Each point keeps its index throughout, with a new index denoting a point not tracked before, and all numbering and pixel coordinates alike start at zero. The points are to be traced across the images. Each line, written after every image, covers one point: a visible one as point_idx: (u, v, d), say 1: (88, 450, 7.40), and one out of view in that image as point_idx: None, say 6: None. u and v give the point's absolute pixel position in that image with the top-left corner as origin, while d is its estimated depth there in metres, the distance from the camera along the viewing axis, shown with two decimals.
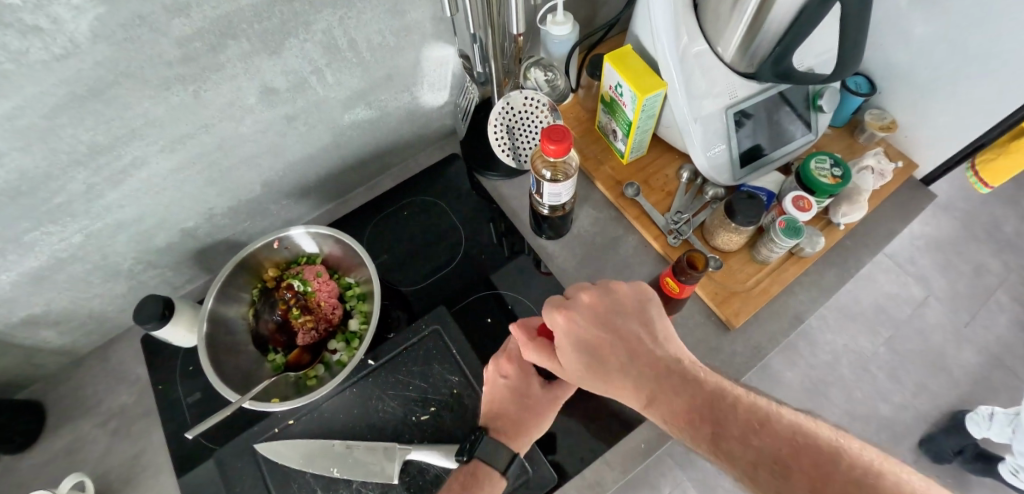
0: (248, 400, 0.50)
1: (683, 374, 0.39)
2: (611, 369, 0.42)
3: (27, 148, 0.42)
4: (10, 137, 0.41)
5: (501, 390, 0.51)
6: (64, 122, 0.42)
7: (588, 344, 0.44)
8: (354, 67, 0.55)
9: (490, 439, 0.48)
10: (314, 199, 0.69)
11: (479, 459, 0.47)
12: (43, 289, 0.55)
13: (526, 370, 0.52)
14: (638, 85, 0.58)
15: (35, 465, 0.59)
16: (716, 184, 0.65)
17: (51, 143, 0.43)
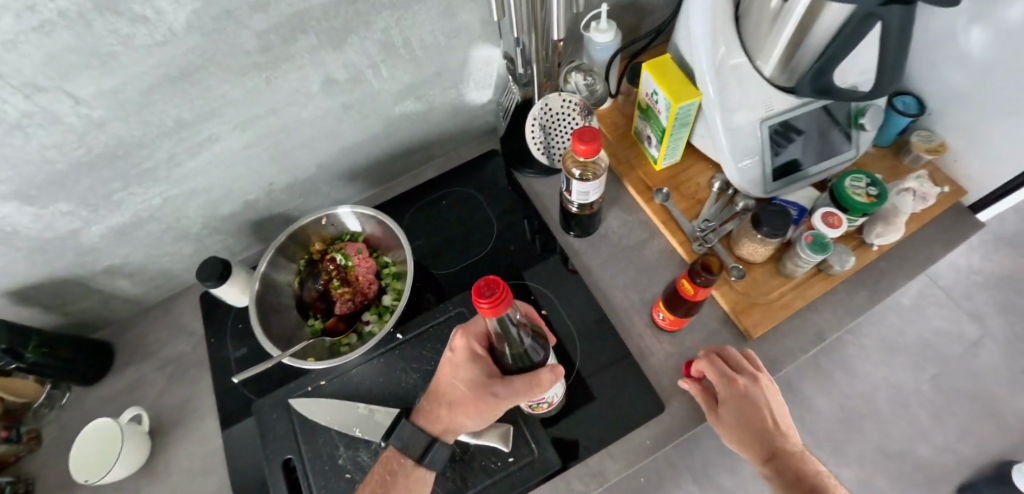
0: (287, 357, 0.56)
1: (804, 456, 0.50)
2: (763, 437, 0.50)
3: (126, 119, 0.50)
4: (114, 108, 0.48)
5: (446, 376, 0.51)
6: (157, 99, 0.49)
7: (747, 409, 0.50)
8: (406, 63, 0.60)
9: (410, 424, 0.51)
10: (363, 182, 0.74)
11: (398, 443, 0.50)
12: (124, 242, 0.63)
13: (475, 358, 0.50)
14: (672, 94, 0.60)
15: (105, 398, 0.67)
16: (747, 195, 0.66)
17: (145, 115, 0.50)
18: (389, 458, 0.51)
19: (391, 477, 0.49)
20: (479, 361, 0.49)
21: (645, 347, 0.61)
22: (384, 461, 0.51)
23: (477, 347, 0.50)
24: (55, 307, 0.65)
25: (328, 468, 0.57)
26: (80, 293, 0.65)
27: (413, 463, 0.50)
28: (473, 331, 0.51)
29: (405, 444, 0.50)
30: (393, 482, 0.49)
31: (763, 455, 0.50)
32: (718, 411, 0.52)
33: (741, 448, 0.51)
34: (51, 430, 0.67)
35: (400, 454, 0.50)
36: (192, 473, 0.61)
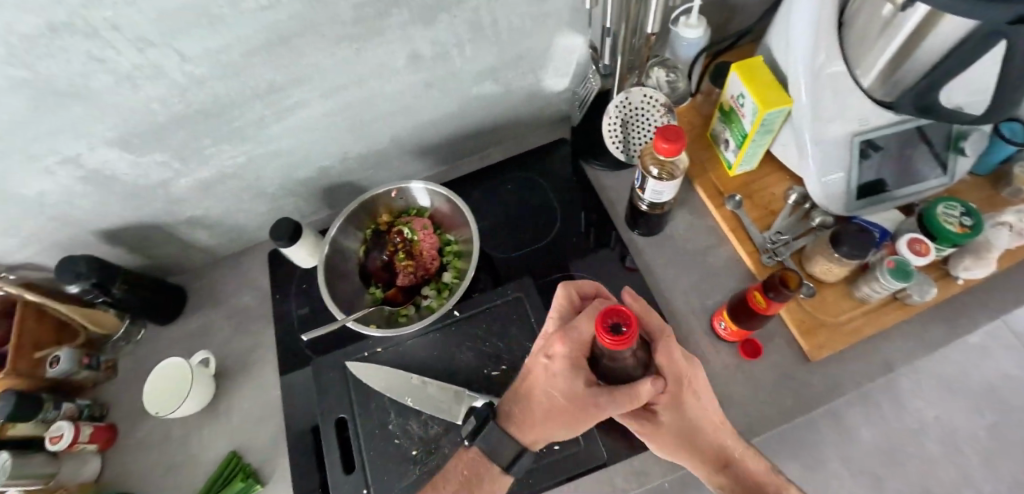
0: (350, 321, 0.58)
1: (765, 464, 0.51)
2: (703, 446, 0.50)
3: (227, 80, 0.52)
4: (217, 67, 0.50)
5: (545, 377, 0.47)
6: (255, 61, 0.51)
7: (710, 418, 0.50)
8: (491, 45, 0.60)
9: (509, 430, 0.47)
10: (431, 159, 0.75)
11: (485, 447, 0.47)
12: (208, 195, 0.66)
13: (575, 361, 0.46)
14: (762, 98, 0.57)
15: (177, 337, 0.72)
16: (824, 212, 0.63)
17: (242, 77, 0.52)
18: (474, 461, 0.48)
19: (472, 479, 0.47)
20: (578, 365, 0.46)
21: (701, 354, 0.60)
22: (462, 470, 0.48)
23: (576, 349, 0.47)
24: (140, 249, 0.70)
25: (378, 432, 0.59)
26: (162, 238, 0.69)
27: (498, 470, 0.47)
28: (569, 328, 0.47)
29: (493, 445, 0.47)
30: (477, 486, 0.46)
31: (719, 463, 0.50)
32: (658, 419, 0.50)
33: (679, 458, 0.51)
34: (126, 362, 0.73)
35: (486, 459, 0.47)
36: (250, 419, 0.65)
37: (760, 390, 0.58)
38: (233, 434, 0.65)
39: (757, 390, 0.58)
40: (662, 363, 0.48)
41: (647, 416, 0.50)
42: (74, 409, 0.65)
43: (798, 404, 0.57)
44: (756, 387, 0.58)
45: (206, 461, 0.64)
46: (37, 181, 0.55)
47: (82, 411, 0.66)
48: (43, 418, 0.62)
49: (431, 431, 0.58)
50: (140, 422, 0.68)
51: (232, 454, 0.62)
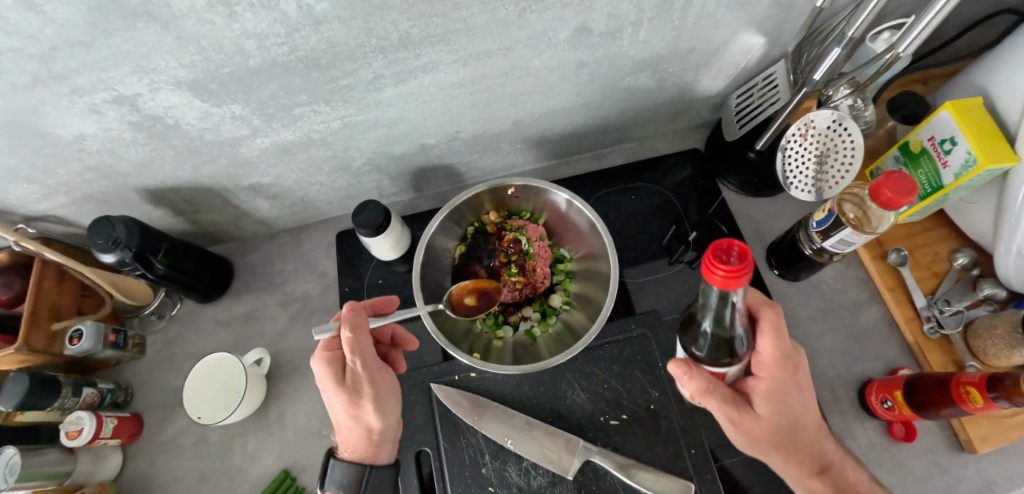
0: (434, 331, 0.50)
1: (856, 464, 0.44)
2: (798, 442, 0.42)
3: (349, 21, 0.38)
4: (342, 6, 0.36)
5: (364, 420, 0.43)
6: (393, 4, 0.37)
7: (803, 408, 0.42)
8: (668, 30, 0.48)
9: (375, 470, 0.43)
10: (543, 150, 0.65)
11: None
12: (283, 162, 0.54)
13: (332, 388, 0.42)
14: (985, 148, 0.48)
15: (227, 318, 0.63)
16: (997, 283, 0.54)
17: (370, 23, 0.38)
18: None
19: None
20: (342, 409, 0.42)
21: (848, 429, 0.54)
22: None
23: (333, 366, 0.42)
24: (187, 212, 0.59)
25: (469, 475, 0.50)
26: (217, 203, 0.58)
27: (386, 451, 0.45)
28: (331, 353, 0.42)
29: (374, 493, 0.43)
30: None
31: (817, 469, 0.42)
32: (755, 410, 0.41)
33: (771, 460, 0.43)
34: (155, 339, 0.62)
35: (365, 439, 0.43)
36: (308, 432, 0.56)
37: (906, 479, 0.52)
38: (284, 447, 0.56)
39: (902, 478, 0.52)
40: (767, 344, 0.39)
41: (743, 403, 0.41)
42: (96, 395, 0.55)
43: None
44: (901, 474, 0.52)
45: (249, 475, 0.55)
46: (78, 123, 0.42)
47: (104, 398, 0.56)
48: (60, 406, 0.51)
49: (534, 483, 0.50)
50: (171, 415, 0.59)
51: (286, 474, 0.54)
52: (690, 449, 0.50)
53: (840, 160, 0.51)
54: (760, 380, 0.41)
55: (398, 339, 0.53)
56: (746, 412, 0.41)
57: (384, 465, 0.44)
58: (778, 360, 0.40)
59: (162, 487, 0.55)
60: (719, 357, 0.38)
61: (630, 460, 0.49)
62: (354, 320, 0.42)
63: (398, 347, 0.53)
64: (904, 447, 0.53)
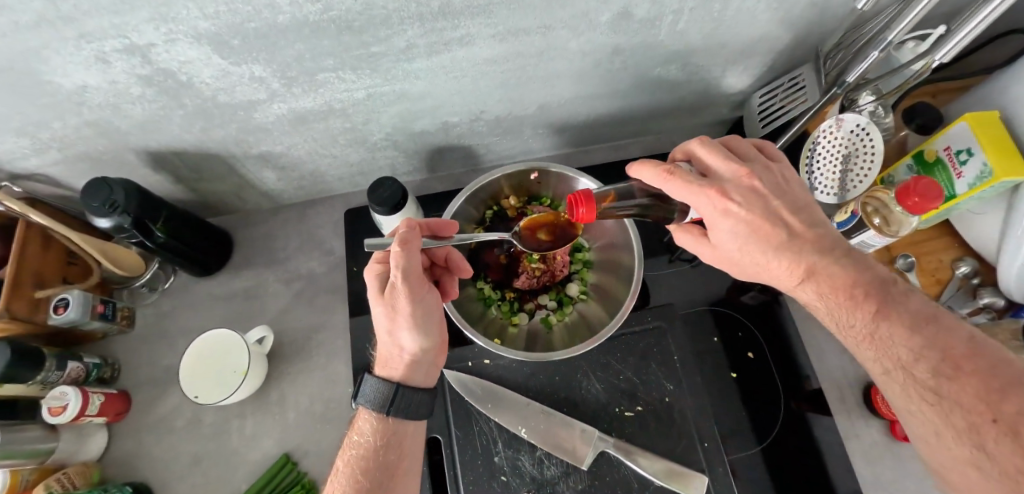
0: (458, 317, 0.48)
1: (853, 263, 0.36)
2: (767, 255, 0.38)
3: None
4: None
5: (395, 337, 0.42)
6: None
7: (746, 231, 0.38)
8: (706, 22, 0.47)
9: (409, 390, 0.42)
10: (563, 138, 0.64)
11: (402, 417, 0.42)
12: (297, 131, 0.51)
13: (374, 298, 0.42)
14: (1000, 162, 0.50)
15: (224, 294, 0.60)
16: (997, 293, 0.56)
17: None
18: (386, 439, 0.41)
19: (391, 444, 0.41)
20: (383, 322, 0.42)
21: (851, 428, 0.52)
22: (366, 433, 0.41)
23: (379, 278, 0.42)
24: (188, 179, 0.55)
25: (481, 463, 0.49)
26: (221, 172, 0.55)
27: (421, 379, 0.44)
28: (379, 264, 0.43)
29: (406, 412, 0.42)
30: (392, 481, 0.39)
31: (795, 279, 0.38)
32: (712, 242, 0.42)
33: (763, 279, 0.41)
34: (146, 313, 0.59)
35: (402, 360, 0.43)
36: (311, 415, 0.54)
37: None
38: (285, 430, 0.53)
39: None
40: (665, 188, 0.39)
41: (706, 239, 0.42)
42: (82, 369, 0.51)
43: None
44: None
45: (247, 458, 0.53)
46: (82, 73, 0.39)
47: (90, 373, 0.52)
48: (42, 379, 0.48)
49: (547, 473, 0.49)
50: (162, 394, 0.55)
51: (287, 459, 0.51)
52: (702, 442, 0.50)
53: (862, 163, 0.52)
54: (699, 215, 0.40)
55: (452, 264, 0.49)
56: (708, 242, 0.43)
57: (420, 389, 0.42)
58: (693, 206, 0.39)
59: (151, 469, 0.52)
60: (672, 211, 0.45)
61: (645, 451, 0.49)
62: (405, 236, 0.39)
63: (452, 273, 0.49)
64: None
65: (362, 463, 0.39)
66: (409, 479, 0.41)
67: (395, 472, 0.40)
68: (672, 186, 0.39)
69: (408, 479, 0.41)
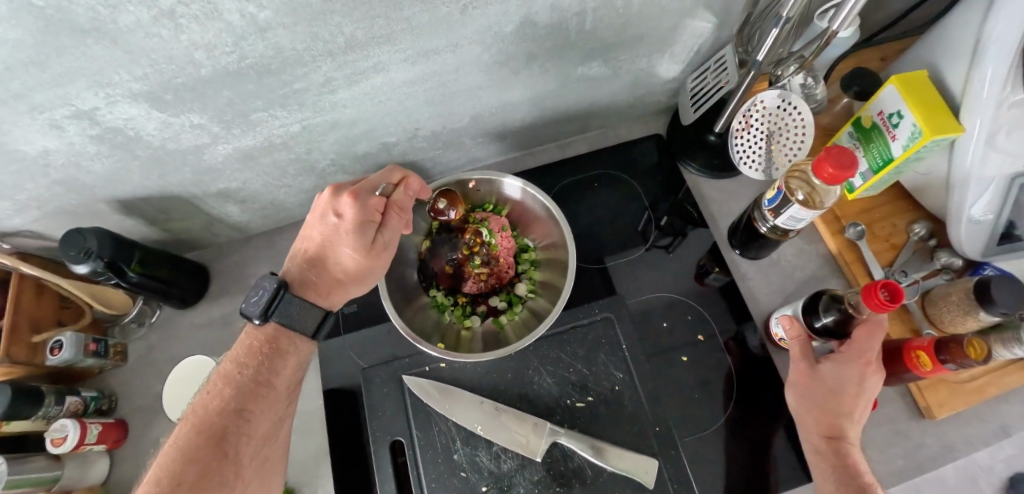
0: (402, 327, 0.50)
1: (854, 421, 0.45)
2: (819, 381, 0.46)
3: (293, 26, 0.39)
4: (284, 12, 0.37)
5: (354, 284, 0.48)
6: (335, 9, 0.38)
7: (842, 367, 0.45)
8: (615, 19, 0.49)
9: (295, 297, 0.46)
10: (505, 144, 0.66)
11: (296, 331, 0.46)
12: (247, 167, 0.56)
13: (358, 247, 0.46)
14: (929, 119, 0.48)
15: (207, 321, 0.65)
16: (954, 253, 0.56)
17: (315, 28, 0.40)
18: (268, 350, 0.45)
19: (273, 357, 0.45)
20: (350, 268, 0.47)
21: None
22: (251, 344, 0.45)
23: (366, 229, 0.45)
24: (158, 220, 0.60)
25: (442, 461, 0.52)
26: (187, 210, 0.60)
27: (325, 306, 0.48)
28: (370, 215, 0.46)
29: (287, 322, 0.46)
30: (270, 389, 0.44)
31: (814, 403, 0.46)
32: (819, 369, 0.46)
33: (790, 386, 0.48)
34: (137, 347, 0.64)
35: (331, 293, 0.48)
36: None
37: (869, 448, 0.53)
38: None
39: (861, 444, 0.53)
40: (862, 331, 0.44)
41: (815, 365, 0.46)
42: (80, 403, 0.56)
43: (906, 465, 0.52)
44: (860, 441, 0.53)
45: None
46: (41, 139, 0.43)
47: (88, 405, 0.58)
48: (44, 414, 0.52)
49: (504, 466, 0.51)
50: (157, 418, 0.61)
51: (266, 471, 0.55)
52: (655, 426, 0.52)
53: (791, 138, 0.53)
54: (842, 352, 0.45)
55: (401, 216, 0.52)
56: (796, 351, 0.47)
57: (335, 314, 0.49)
58: (854, 347, 0.44)
59: None
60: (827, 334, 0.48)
61: (593, 439, 0.51)
62: (407, 205, 0.48)
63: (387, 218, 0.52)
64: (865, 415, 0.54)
65: (237, 375, 0.43)
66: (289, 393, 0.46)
67: (273, 384, 0.44)
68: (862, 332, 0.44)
69: (286, 392, 0.45)
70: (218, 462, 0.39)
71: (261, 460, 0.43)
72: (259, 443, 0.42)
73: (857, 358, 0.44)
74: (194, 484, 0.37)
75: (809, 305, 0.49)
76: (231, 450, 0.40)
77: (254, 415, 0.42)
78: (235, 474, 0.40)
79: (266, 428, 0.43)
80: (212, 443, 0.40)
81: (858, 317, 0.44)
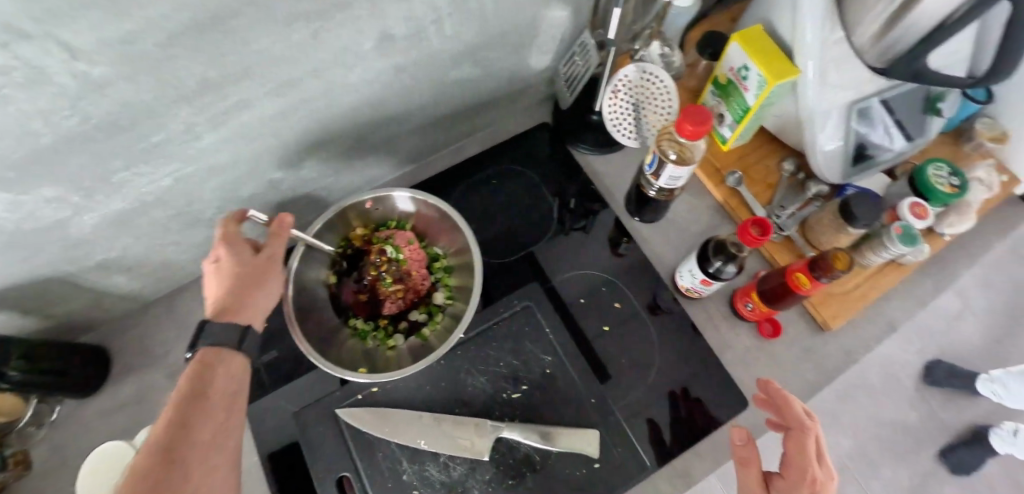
0: (321, 361, 0.48)
1: None
2: None
3: (135, 78, 0.37)
4: (121, 63, 0.34)
5: (255, 293, 0.46)
6: (178, 53, 0.36)
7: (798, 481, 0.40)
8: (473, 20, 0.50)
9: (217, 323, 0.42)
10: (398, 158, 0.67)
11: (212, 344, 0.42)
12: (124, 232, 0.52)
13: (241, 262, 0.46)
14: (769, 67, 0.54)
15: (116, 404, 0.60)
16: (820, 181, 0.62)
17: (161, 76, 0.38)
18: (197, 369, 0.40)
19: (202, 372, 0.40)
20: (241, 286, 0.45)
21: (723, 339, 0.59)
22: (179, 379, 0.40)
23: (244, 251, 0.46)
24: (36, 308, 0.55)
25: (392, 485, 0.51)
26: (68, 291, 0.55)
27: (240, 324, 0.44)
28: (236, 239, 0.46)
29: (219, 341, 0.42)
30: (205, 400, 0.39)
31: None
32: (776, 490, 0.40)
33: None
34: (38, 450, 0.58)
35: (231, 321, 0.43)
36: None
37: (785, 370, 0.57)
38: None
39: (776, 369, 0.57)
40: (799, 434, 0.42)
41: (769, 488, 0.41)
42: None
43: (820, 378, 0.57)
44: (777, 366, 0.57)
45: None
46: None
47: None
48: None
49: (454, 474, 0.51)
50: None
51: None
52: (590, 398, 0.54)
53: (660, 104, 0.57)
54: (788, 466, 0.41)
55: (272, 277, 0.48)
56: (750, 472, 0.41)
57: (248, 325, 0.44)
58: (798, 458, 0.41)
59: None
60: (720, 276, 0.51)
61: (533, 425, 0.52)
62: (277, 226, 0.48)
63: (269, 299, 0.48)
64: (774, 342, 0.58)
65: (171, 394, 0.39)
66: (232, 402, 0.41)
67: (209, 393, 0.39)
68: (799, 433, 0.42)
69: (229, 402, 0.41)
70: (168, 477, 0.34)
71: (212, 467, 0.37)
72: (208, 449, 0.37)
73: (804, 463, 0.40)
74: (145, 492, 0.32)
75: (700, 255, 0.52)
76: (178, 459, 0.35)
77: (196, 426, 0.37)
78: (187, 478, 0.35)
79: (213, 432, 0.38)
80: (159, 462, 0.34)
81: (741, 256, 0.49)
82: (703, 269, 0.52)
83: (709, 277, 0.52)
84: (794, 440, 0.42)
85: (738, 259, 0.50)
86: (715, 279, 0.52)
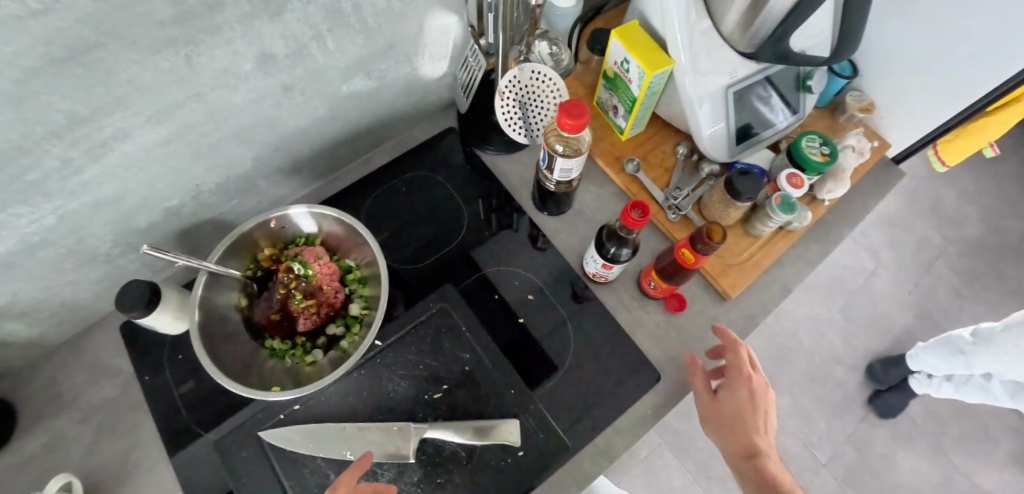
0: (231, 384, 0.47)
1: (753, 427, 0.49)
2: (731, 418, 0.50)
3: None
4: None
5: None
6: (36, 89, 0.35)
7: (738, 389, 0.50)
8: (355, 33, 0.52)
9: None
10: (304, 175, 0.67)
11: None
12: (9, 278, 0.50)
13: None
14: (646, 59, 0.57)
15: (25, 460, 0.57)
16: (711, 161, 0.66)
17: (21, 114, 0.36)
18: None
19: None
20: None
21: (634, 318, 0.62)
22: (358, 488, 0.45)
23: None
24: None
25: None
26: None
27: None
28: None
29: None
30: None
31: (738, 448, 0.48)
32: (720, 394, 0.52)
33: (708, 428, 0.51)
34: None
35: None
36: None
37: (695, 341, 0.61)
38: None
39: (685, 340, 0.61)
40: (733, 347, 0.52)
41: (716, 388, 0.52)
42: None
43: None
44: (685, 338, 0.61)
45: None
46: None
47: None
48: None
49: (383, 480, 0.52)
50: None
51: None
52: (511, 389, 0.56)
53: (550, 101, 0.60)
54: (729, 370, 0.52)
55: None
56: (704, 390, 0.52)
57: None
58: (734, 361, 0.52)
59: None
60: (618, 258, 0.54)
61: (457, 422, 0.53)
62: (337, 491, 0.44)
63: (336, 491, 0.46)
64: (681, 315, 0.62)
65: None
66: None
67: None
68: (733, 351, 0.52)
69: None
70: None
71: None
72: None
73: (738, 374, 0.51)
74: None
75: (597, 241, 0.56)
76: None
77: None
78: None
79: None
80: None
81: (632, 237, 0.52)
82: (602, 252, 0.55)
83: (608, 260, 0.55)
84: (732, 356, 0.52)
85: (629, 241, 0.53)
86: (614, 261, 0.55)
